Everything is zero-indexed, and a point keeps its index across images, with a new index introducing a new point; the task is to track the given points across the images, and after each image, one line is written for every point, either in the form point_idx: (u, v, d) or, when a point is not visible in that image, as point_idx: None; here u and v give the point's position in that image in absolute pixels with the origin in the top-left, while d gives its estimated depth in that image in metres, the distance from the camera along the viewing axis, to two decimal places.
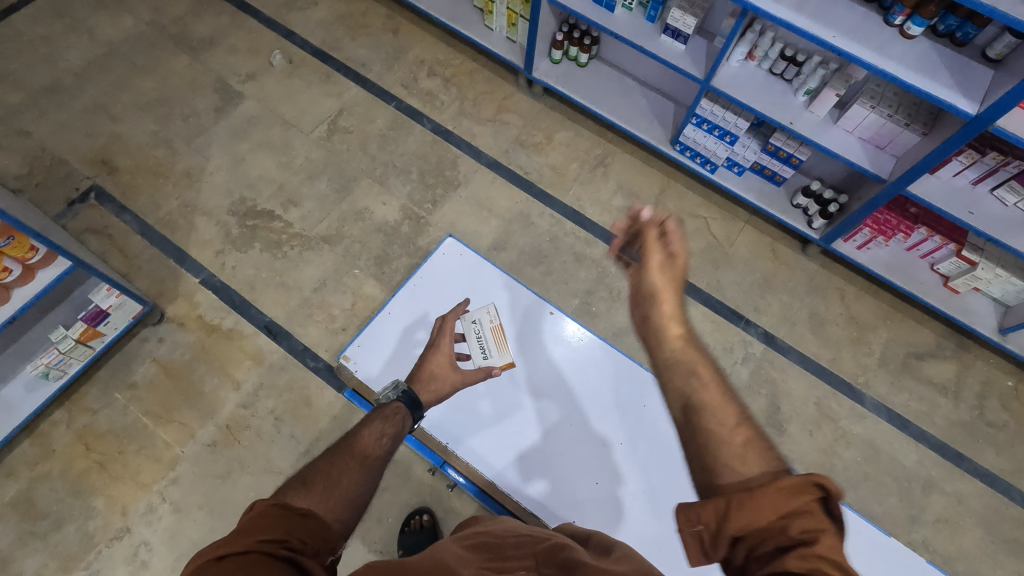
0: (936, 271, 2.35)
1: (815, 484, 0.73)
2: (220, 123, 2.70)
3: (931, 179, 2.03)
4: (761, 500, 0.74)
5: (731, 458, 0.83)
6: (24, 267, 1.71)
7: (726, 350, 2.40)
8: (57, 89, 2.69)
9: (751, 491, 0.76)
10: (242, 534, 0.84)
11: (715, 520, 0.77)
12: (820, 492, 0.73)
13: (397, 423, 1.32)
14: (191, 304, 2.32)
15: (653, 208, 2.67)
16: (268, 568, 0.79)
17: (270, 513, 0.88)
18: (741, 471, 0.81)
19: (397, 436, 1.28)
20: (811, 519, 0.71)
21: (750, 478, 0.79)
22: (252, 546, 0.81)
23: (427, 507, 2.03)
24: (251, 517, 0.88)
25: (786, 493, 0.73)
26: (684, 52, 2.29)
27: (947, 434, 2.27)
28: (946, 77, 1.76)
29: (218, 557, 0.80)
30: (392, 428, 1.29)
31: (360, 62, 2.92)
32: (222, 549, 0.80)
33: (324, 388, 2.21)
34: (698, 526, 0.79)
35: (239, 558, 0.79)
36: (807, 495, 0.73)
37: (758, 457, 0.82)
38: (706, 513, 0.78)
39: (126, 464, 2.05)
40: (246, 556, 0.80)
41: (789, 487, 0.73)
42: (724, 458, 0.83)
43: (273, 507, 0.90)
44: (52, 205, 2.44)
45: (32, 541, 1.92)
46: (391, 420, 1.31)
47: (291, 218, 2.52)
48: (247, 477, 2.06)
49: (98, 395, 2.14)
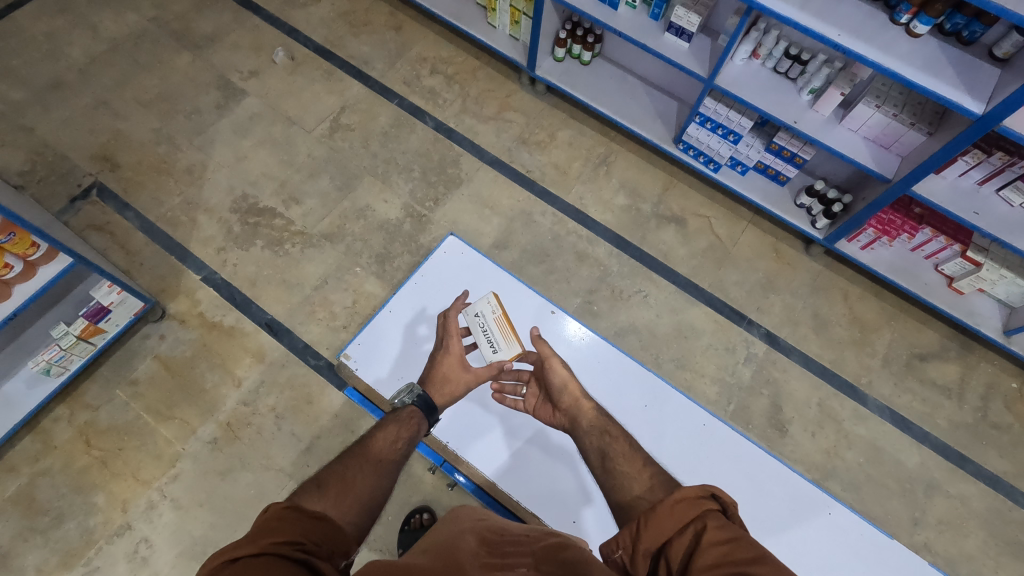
0: (940, 272, 2.33)
1: (703, 494, 0.91)
2: (222, 119, 2.70)
3: (936, 179, 2.01)
4: (661, 511, 0.91)
5: (675, 512, 0.90)
6: (25, 263, 1.71)
7: (728, 350, 2.39)
8: (60, 85, 2.69)
9: (680, 536, 0.86)
10: (257, 535, 0.83)
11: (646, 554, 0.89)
12: (707, 501, 0.91)
13: (412, 428, 1.32)
14: (193, 301, 2.32)
15: (656, 207, 2.66)
16: (284, 569, 0.79)
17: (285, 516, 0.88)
18: (682, 521, 0.89)
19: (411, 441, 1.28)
20: (701, 519, 0.88)
21: (685, 525, 0.88)
22: (267, 548, 0.81)
23: (428, 507, 2.02)
24: (266, 519, 0.87)
25: (693, 508, 0.89)
26: (688, 50, 2.27)
27: (950, 436, 2.26)
28: (953, 77, 1.74)
29: (232, 559, 0.79)
30: (406, 433, 1.30)
31: (362, 59, 2.91)
32: (236, 551, 0.79)
33: (325, 385, 2.21)
34: (618, 552, 0.93)
35: (254, 560, 0.79)
36: (697, 502, 0.90)
37: (696, 500, 0.91)
38: (639, 549, 0.90)
39: (127, 460, 2.05)
40: (261, 558, 0.79)
41: (691, 500, 0.90)
42: (667, 511, 0.90)
43: (287, 509, 0.90)
44: (55, 202, 2.44)
45: (33, 536, 1.93)
46: (405, 424, 1.32)
47: (293, 215, 2.51)
48: (248, 475, 2.06)
49: (99, 391, 2.14)
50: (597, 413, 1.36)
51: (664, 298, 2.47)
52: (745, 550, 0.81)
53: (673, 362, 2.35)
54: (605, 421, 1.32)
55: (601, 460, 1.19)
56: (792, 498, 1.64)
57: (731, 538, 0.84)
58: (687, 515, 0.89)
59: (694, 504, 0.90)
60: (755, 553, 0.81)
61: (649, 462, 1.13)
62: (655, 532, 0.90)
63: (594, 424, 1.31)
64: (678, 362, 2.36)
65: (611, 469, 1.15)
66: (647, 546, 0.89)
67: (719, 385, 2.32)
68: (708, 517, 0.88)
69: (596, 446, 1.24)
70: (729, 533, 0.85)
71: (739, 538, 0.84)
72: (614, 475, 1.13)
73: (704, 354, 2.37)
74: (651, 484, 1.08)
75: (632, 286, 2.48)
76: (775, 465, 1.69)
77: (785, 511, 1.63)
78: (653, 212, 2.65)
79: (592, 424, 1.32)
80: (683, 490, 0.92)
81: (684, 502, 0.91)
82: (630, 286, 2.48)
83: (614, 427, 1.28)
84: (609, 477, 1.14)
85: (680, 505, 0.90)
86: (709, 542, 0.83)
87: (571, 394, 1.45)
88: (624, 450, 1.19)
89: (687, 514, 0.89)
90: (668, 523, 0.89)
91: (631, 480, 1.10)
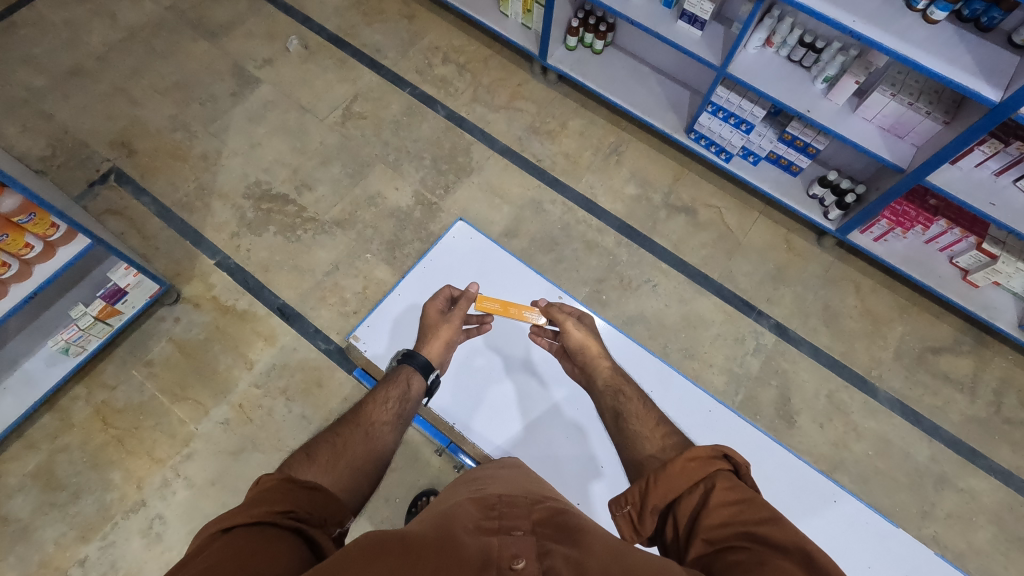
0: (955, 265, 2.31)
1: (714, 454, 0.94)
2: (237, 107, 2.73)
3: (950, 169, 1.99)
4: (671, 470, 0.94)
5: (677, 475, 0.94)
6: (45, 244, 1.75)
7: (737, 340, 2.38)
8: (79, 72, 2.74)
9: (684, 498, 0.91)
10: (250, 505, 0.85)
11: (656, 508, 0.95)
12: (719, 461, 0.93)
13: (404, 388, 1.32)
14: (207, 285, 2.36)
15: (666, 196, 2.65)
16: (277, 537, 0.81)
17: (280, 488, 0.89)
18: (681, 481, 0.93)
19: (405, 404, 1.29)
20: (711, 479, 0.91)
21: (686, 486, 0.92)
22: (261, 517, 0.83)
23: (434, 489, 2.07)
24: (258, 492, 0.89)
25: (697, 465, 0.93)
26: (701, 38, 2.26)
27: (962, 430, 2.24)
28: (970, 64, 1.72)
29: (225, 529, 0.80)
30: (399, 394, 1.30)
31: (375, 48, 2.93)
32: (230, 521, 0.81)
33: (336, 369, 2.25)
34: (627, 507, 0.99)
35: (247, 529, 0.81)
36: (708, 462, 0.93)
37: (704, 460, 0.94)
38: (649, 506, 0.95)
39: (143, 438, 2.10)
40: (255, 528, 0.81)
41: (699, 459, 0.93)
42: (671, 475, 0.94)
43: (279, 481, 0.91)
44: (74, 186, 2.49)
45: (52, 510, 1.98)
46: (397, 386, 1.32)
47: (305, 202, 2.54)
48: (259, 455, 2.10)
49: (115, 371, 2.19)
50: (612, 371, 1.37)
51: (673, 288, 2.46)
52: (748, 512, 0.83)
53: (682, 352, 2.35)
54: (620, 379, 1.33)
55: (614, 419, 1.22)
56: (800, 486, 1.64)
57: (741, 499, 0.86)
58: (688, 478, 0.93)
59: (705, 464, 0.93)
60: (766, 513, 0.82)
61: (660, 422, 1.17)
62: (657, 492, 0.95)
63: (608, 383, 1.33)
64: (686, 351, 2.35)
65: (623, 429, 1.18)
66: (655, 502, 0.94)
67: (727, 374, 2.32)
68: (718, 478, 0.91)
69: (610, 407, 1.26)
70: (740, 493, 0.87)
71: (748, 499, 0.86)
72: (626, 434, 1.16)
73: (712, 344, 2.37)
74: (663, 443, 1.11)
75: (641, 276, 2.48)
76: (781, 451, 1.69)
77: (789, 498, 1.63)
78: (663, 202, 2.64)
79: (607, 383, 1.33)
80: (694, 450, 0.94)
81: (695, 461, 0.93)
82: (639, 275, 2.48)
83: (628, 386, 1.30)
84: (622, 436, 1.17)
85: (690, 465, 0.93)
86: (716, 503, 0.87)
87: (588, 354, 1.42)
88: (637, 409, 1.21)
89: (688, 475, 0.93)
90: (677, 482, 0.93)
91: (642, 439, 1.14)
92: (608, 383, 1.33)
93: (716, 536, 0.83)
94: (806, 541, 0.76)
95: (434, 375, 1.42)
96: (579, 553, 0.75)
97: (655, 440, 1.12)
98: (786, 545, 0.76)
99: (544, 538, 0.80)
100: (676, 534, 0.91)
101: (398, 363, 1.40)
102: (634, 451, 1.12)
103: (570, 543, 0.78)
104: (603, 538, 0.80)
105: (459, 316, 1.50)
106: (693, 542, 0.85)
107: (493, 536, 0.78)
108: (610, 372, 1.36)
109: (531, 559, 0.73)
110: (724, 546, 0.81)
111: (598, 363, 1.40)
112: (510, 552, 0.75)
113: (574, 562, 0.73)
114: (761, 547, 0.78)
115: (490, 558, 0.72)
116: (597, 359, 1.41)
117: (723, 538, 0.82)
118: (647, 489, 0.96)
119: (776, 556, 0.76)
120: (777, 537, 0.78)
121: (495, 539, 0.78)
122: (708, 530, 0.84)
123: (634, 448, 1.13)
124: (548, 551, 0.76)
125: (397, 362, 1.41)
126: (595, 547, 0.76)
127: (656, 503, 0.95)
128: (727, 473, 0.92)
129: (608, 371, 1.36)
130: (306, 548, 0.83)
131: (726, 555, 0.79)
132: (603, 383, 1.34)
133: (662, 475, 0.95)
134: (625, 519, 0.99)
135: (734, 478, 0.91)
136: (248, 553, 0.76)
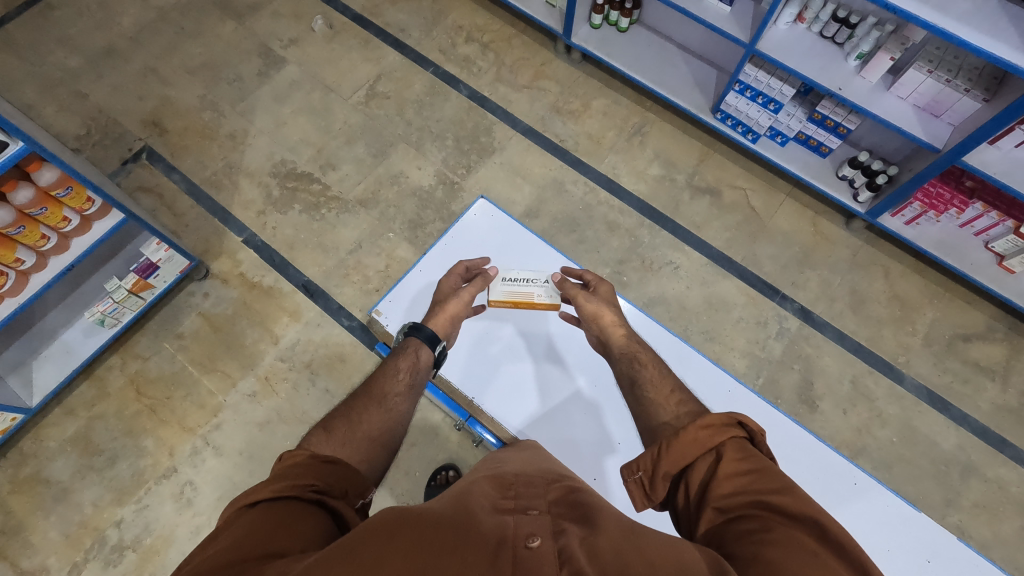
0: (990, 250, 2.23)
1: (729, 422, 0.95)
2: (263, 87, 2.77)
3: (988, 150, 1.91)
4: (684, 437, 0.95)
5: (688, 453, 0.94)
6: (82, 218, 1.80)
7: (759, 324, 2.35)
8: (112, 52, 2.80)
9: (693, 467, 0.93)
10: (273, 480, 0.88)
11: (666, 479, 0.96)
12: (733, 428, 0.94)
13: (412, 358, 1.34)
14: (235, 262, 2.41)
15: (690, 177, 2.62)
16: (301, 511, 0.84)
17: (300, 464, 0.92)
18: (693, 450, 0.94)
19: (415, 374, 1.31)
20: (724, 447, 0.92)
21: (698, 456, 0.93)
22: (282, 492, 0.86)
23: (453, 464, 2.11)
24: (281, 468, 0.92)
25: (708, 432, 0.94)
26: (729, 14, 2.20)
27: (991, 419, 2.18)
28: (1013, 37, 1.65)
29: (251, 503, 0.83)
30: (410, 367, 1.32)
31: (399, 27, 2.93)
32: (254, 495, 0.84)
33: (357, 344, 2.30)
34: (639, 473, 1.00)
35: (271, 503, 0.84)
36: (721, 430, 0.94)
37: (716, 426, 0.94)
38: (661, 477, 0.96)
39: (174, 408, 2.17)
40: (277, 502, 0.84)
41: (711, 426, 0.94)
42: (683, 450, 0.94)
43: (300, 457, 0.94)
44: (108, 164, 2.56)
45: (90, 474, 2.07)
46: (409, 359, 1.33)
47: (329, 181, 2.58)
48: (284, 427, 2.16)
49: (148, 343, 2.27)
50: (628, 338, 1.37)
51: (695, 270, 2.44)
52: (763, 480, 0.85)
53: (702, 334, 2.33)
54: (636, 347, 1.33)
55: (630, 386, 1.23)
56: (820, 467, 1.63)
57: (754, 468, 0.87)
58: (699, 447, 0.93)
59: (718, 432, 0.93)
60: (779, 483, 0.84)
61: (676, 390, 1.18)
62: (669, 463, 0.95)
63: (624, 350, 1.33)
64: (708, 334, 2.33)
65: (639, 396, 1.19)
66: (667, 469, 0.95)
67: (748, 358, 2.30)
68: (729, 447, 0.91)
69: (626, 373, 1.27)
70: (753, 463, 0.88)
71: (761, 468, 0.87)
72: (641, 402, 1.17)
73: (735, 327, 2.35)
74: (677, 411, 1.12)
75: (662, 258, 2.46)
76: (800, 432, 1.67)
77: (810, 479, 1.62)
78: (687, 183, 2.61)
79: (622, 350, 1.34)
80: (708, 418, 0.95)
81: (708, 429, 0.94)
82: (661, 257, 2.46)
83: (643, 353, 1.30)
84: (638, 404, 1.18)
85: (703, 432, 0.94)
86: (725, 473, 0.88)
87: (602, 322, 1.42)
88: (653, 376, 1.22)
89: (699, 446, 0.93)
90: (689, 449, 0.94)
91: (658, 407, 1.14)
92: (625, 350, 1.34)
93: (726, 505, 0.84)
94: (818, 511, 0.78)
95: (442, 348, 1.41)
96: (593, 534, 0.75)
97: (670, 408, 1.13)
98: (799, 515, 0.78)
99: (559, 517, 0.81)
100: (687, 501, 0.92)
101: (404, 336, 1.39)
102: (652, 415, 1.13)
103: (585, 523, 0.78)
104: (617, 517, 0.80)
105: (467, 294, 1.48)
106: (705, 510, 0.86)
107: (507, 514, 0.80)
108: (626, 338, 1.37)
109: (546, 538, 0.73)
110: (737, 514, 0.82)
111: (618, 327, 1.39)
112: (525, 530, 0.75)
113: (588, 542, 0.73)
114: (773, 516, 0.79)
115: (505, 536, 0.73)
116: (616, 325, 1.40)
117: (734, 507, 0.83)
118: (658, 459, 0.97)
119: (787, 525, 0.77)
120: (792, 507, 0.79)
121: (510, 518, 0.78)
122: (720, 499, 0.85)
123: (652, 413, 1.14)
124: (562, 531, 0.76)
125: (403, 335, 1.40)
126: (609, 528, 0.76)
127: (664, 472, 0.96)
128: (742, 444, 0.92)
129: (624, 337, 1.37)
130: (328, 519, 0.86)
131: (737, 524, 0.81)
132: (623, 352, 1.33)
133: (672, 447, 0.95)
134: (635, 482, 1.00)
135: (747, 446, 0.92)
136: (272, 528, 0.79)
